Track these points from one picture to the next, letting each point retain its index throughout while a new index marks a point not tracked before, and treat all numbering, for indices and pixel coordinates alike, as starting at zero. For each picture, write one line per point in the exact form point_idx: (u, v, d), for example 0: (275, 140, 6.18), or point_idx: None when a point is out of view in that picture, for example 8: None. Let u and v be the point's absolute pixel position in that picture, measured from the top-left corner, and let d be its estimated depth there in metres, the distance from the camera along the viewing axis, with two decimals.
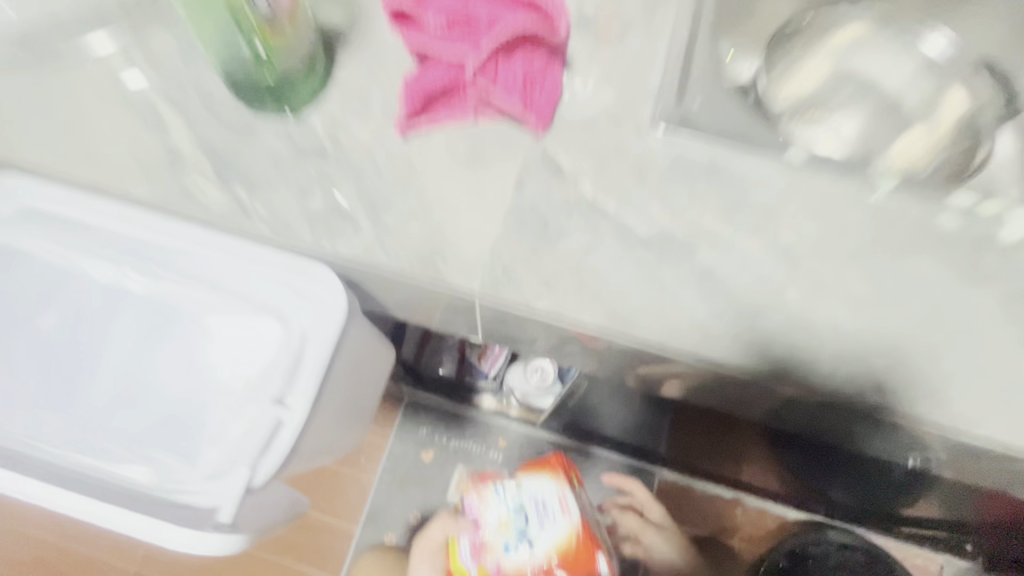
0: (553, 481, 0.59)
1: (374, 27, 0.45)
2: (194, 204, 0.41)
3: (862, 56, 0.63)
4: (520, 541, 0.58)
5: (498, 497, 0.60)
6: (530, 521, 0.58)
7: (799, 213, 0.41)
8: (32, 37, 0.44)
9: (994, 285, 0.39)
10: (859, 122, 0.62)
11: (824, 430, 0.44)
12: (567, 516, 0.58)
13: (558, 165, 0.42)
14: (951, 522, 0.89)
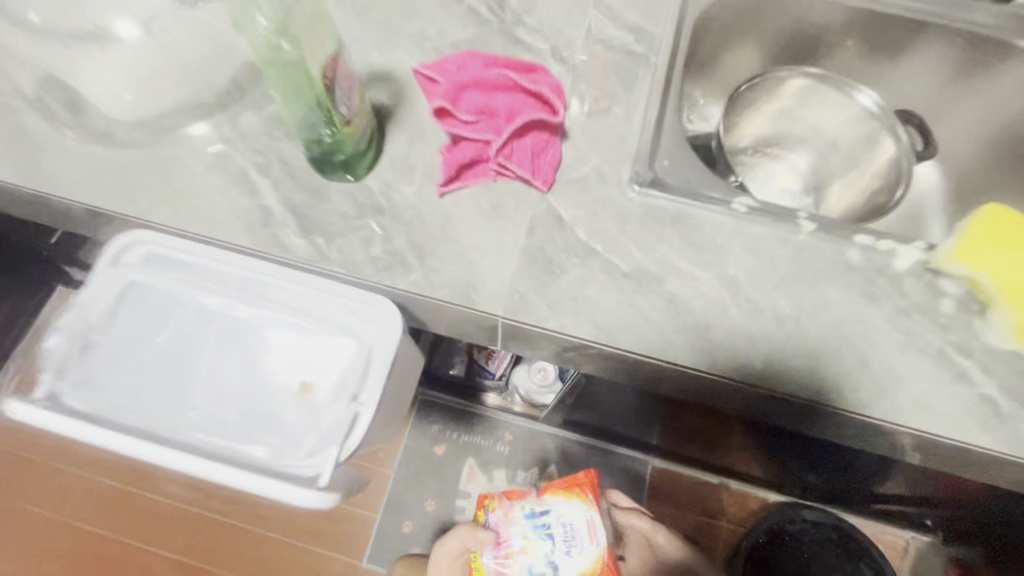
0: (581, 507, 0.72)
1: (416, 111, 0.58)
2: (283, 250, 0.54)
3: (809, 110, 0.81)
4: (547, 561, 0.70)
5: (531, 518, 0.72)
6: (558, 544, 0.70)
7: (741, 250, 0.54)
8: (149, 120, 0.57)
9: (886, 303, 0.52)
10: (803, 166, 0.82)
11: (771, 420, 0.56)
12: (593, 543, 0.70)
13: (558, 215, 0.55)
14: (909, 495, 1.01)
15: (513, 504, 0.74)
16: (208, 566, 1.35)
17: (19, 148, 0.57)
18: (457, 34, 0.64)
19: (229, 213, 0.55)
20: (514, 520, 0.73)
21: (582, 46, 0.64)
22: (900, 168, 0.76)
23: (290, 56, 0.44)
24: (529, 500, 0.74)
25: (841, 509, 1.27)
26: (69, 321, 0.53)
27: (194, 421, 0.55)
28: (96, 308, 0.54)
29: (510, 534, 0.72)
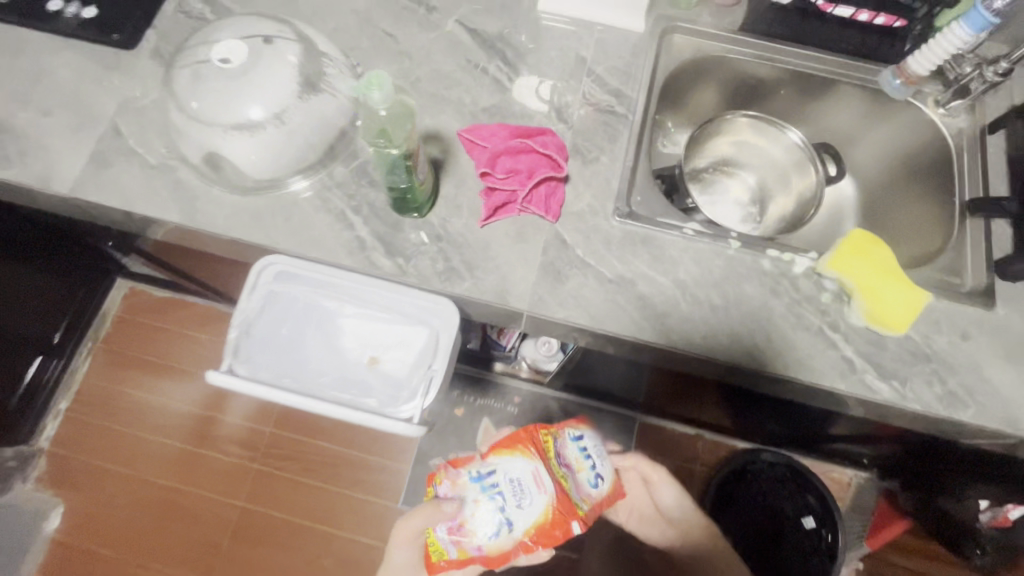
0: (523, 461, 0.80)
1: (461, 164, 0.82)
2: (375, 267, 0.77)
3: (750, 144, 1.05)
4: (500, 516, 0.77)
5: (480, 482, 0.80)
6: (507, 498, 0.77)
7: (690, 261, 0.79)
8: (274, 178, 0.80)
9: (786, 296, 0.77)
10: (746, 187, 1.08)
11: (713, 378, 0.81)
12: (540, 491, 0.77)
13: (564, 239, 0.79)
14: (849, 438, 1.27)
15: (461, 472, 0.82)
16: (270, 510, 1.63)
17: (181, 197, 0.80)
18: (487, 101, 0.86)
19: (336, 243, 0.78)
20: (463, 486, 0.81)
21: (579, 108, 0.87)
22: (816, 191, 0.98)
23: (395, 155, 0.67)
24: (476, 465, 0.81)
25: (795, 454, 1.55)
26: (234, 316, 0.76)
27: (321, 382, 0.78)
28: (250, 307, 0.77)
29: (462, 499, 0.80)
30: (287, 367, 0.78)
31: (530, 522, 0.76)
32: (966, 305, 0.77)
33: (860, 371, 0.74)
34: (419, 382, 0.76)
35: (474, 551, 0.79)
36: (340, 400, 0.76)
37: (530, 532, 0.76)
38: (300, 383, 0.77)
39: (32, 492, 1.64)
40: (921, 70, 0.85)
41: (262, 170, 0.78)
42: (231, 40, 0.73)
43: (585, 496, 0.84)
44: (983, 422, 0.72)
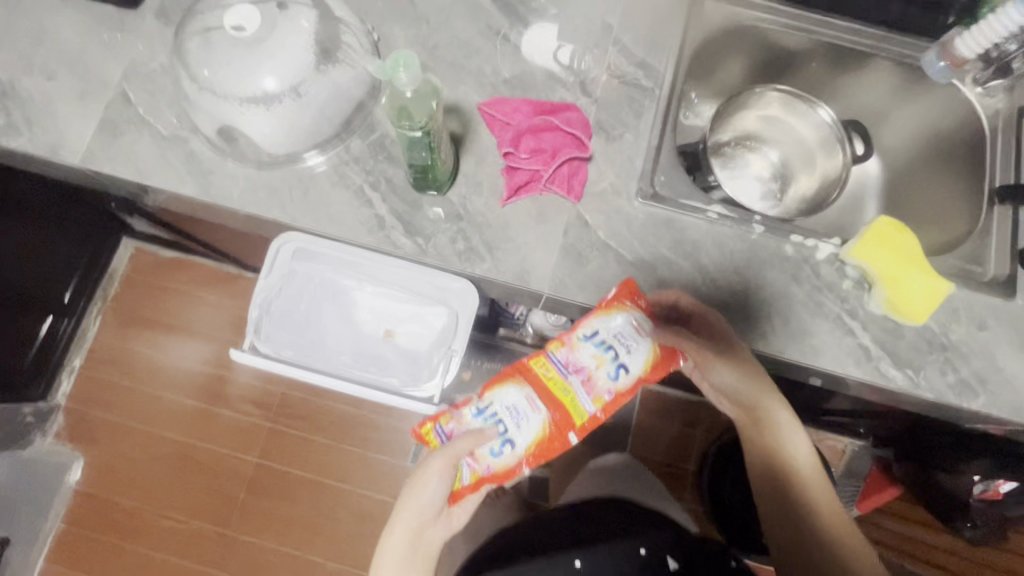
0: (515, 389, 0.74)
1: (481, 139, 0.79)
2: (393, 248, 0.76)
3: (776, 119, 1.02)
4: (503, 442, 0.73)
5: (479, 418, 0.74)
6: (507, 424, 0.73)
7: (712, 245, 0.78)
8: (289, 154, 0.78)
9: (806, 283, 0.77)
10: (767, 164, 1.04)
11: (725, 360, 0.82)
12: (536, 410, 0.73)
13: (586, 220, 0.78)
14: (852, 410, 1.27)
15: (457, 410, 0.76)
16: (280, 466, 1.69)
17: (194, 170, 0.78)
18: (509, 71, 0.83)
19: (355, 220, 0.76)
20: (465, 423, 0.75)
21: (604, 80, 0.83)
22: (842, 174, 0.96)
23: (418, 138, 0.65)
24: (470, 403, 0.75)
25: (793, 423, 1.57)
26: (255, 295, 0.79)
27: (341, 360, 0.85)
28: (270, 286, 0.79)
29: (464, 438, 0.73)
30: (313, 344, 0.83)
31: (532, 443, 0.73)
32: (987, 294, 0.77)
33: (875, 359, 0.75)
34: (442, 361, 0.81)
35: (479, 477, 0.74)
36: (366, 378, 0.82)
37: (531, 450, 0.73)
38: (327, 360, 0.83)
39: (53, 446, 1.69)
40: (967, 53, 0.81)
41: (280, 146, 0.76)
42: (243, 5, 0.69)
43: (598, 396, 0.74)
44: (993, 409, 0.74)
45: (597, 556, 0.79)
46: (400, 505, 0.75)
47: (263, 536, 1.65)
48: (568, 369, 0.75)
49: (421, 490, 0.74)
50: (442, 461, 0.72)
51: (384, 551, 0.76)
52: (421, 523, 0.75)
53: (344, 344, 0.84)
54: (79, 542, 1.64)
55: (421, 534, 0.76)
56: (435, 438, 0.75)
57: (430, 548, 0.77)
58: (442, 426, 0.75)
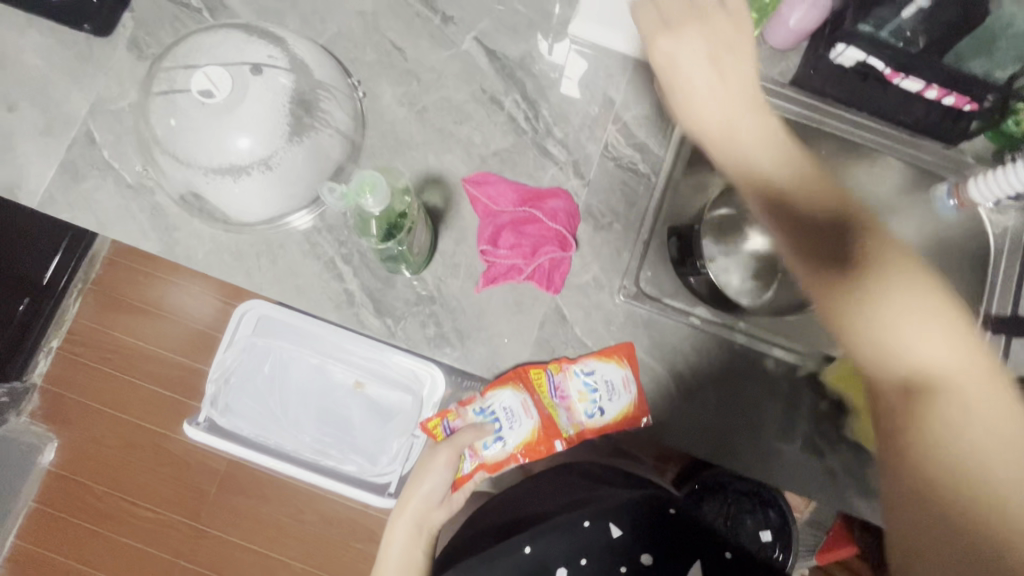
0: (513, 394, 0.71)
1: (463, 217, 0.76)
2: (362, 326, 0.73)
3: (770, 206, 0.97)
4: (496, 439, 0.73)
5: (479, 416, 0.73)
6: (502, 424, 0.73)
7: (690, 351, 0.75)
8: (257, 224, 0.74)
9: (782, 400, 0.75)
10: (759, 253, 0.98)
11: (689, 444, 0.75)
12: (529, 417, 0.73)
13: (564, 316, 0.75)
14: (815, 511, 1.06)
15: (460, 406, 0.73)
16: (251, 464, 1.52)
17: (159, 225, 0.74)
18: (498, 143, 0.78)
19: (323, 294, 0.73)
20: (469, 422, 0.73)
21: (598, 160, 0.79)
22: None
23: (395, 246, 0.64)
24: (473, 401, 0.73)
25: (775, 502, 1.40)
26: (213, 369, 0.78)
27: (304, 440, 0.84)
28: (228, 360, 0.79)
29: (466, 436, 0.73)
30: (274, 421, 0.83)
31: (521, 445, 0.74)
32: None
33: (842, 486, 0.73)
34: (405, 449, 0.81)
35: (476, 467, 0.75)
36: (331, 458, 0.84)
37: (521, 450, 0.74)
38: (291, 439, 0.84)
39: (27, 425, 1.52)
40: (977, 198, 0.80)
41: (252, 220, 0.74)
42: (212, 68, 0.65)
43: (581, 423, 0.75)
44: None
45: (547, 538, 0.75)
46: (404, 499, 0.75)
47: (231, 534, 1.50)
48: (555, 392, 0.73)
49: (426, 477, 0.73)
50: (445, 452, 0.73)
51: (388, 545, 0.75)
52: (425, 510, 0.75)
53: (306, 424, 0.84)
54: (48, 522, 1.50)
55: (425, 521, 0.75)
56: (440, 431, 0.73)
57: (433, 531, 0.76)
58: (446, 420, 0.74)
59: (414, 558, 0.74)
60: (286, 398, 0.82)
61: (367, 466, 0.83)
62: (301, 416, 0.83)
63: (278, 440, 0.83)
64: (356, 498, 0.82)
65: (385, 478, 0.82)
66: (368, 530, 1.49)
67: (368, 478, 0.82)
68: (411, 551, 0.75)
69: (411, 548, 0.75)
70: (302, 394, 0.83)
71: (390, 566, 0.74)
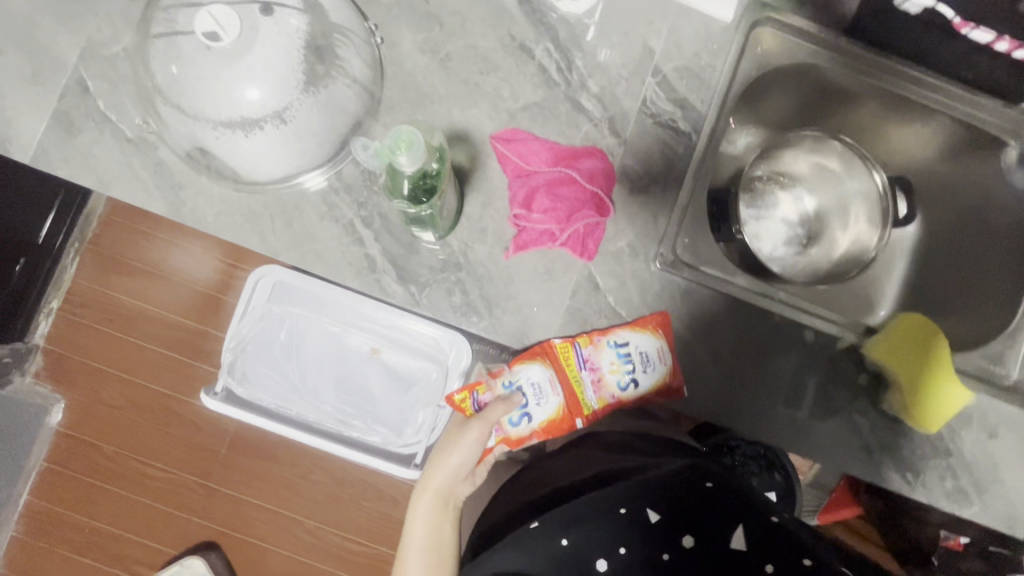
0: (542, 367, 0.70)
1: (490, 178, 0.71)
2: (385, 294, 0.69)
3: (801, 161, 0.92)
4: (522, 414, 0.72)
5: (507, 389, 0.71)
6: (528, 399, 0.71)
7: (728, 322, 0.72)
8: (268, 185, 0.69)
9: (820, 373, 0.73)
10: (783, 212, 0.93)
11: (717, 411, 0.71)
12: (554, 393, 0.71)
13: (597, 284, 0.71)
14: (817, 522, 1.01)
15: (491, 379, 0.71)
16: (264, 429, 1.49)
17: (163, 184, 0.69)
18: (528, 97, 0.72)
19: (343, 259, 0.69)
20: (498, 396, 0.71)
21: (635, 117, 0.73)
22: (867, 254, 0.91)
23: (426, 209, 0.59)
24: (502, 374, 0.71)
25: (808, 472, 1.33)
26: (228, 339, 0.76)
27: (325, 410, 0.82)
28: (243, 331, 0.76)
29: (495, 413, 0.70)
30: (294, 392, 0.80)
31: (546, 423, 0.72)
32: (1003, 403, 0.73)
33: (876, 460, 0.72)
34: (431, 418, 0.79)
35: (497, 441, 0.74)
36: (354, 429, 0.82)
37: (544, 428, 0.73)
38: (312, 410, 0.81)
39: (32, 386, 1.49)
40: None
41: (264, 181, 0.69)
42: (217, 7, 0.58)
43: (609, 396, 0.73)
44: (983, 519, 0.72)
45: (585, 529, 0.67)
46: (425, 481, 0.74)
47: (245, 493, 1.50)
48: (583, 366, 0.71)
49: (456, 450, 0.71)
50: (478, 428, 0.70)
51: (416, 516, 0.75)
52: (451, 483, 0.73)
53: (327, 394, 0.81)
54: (62, 480, 1.50)
55: (450, 493, 0.74)
56: (469, 405, 0.71)
57: (458, 506, 0.76)
58: (474, 394, 0.72)
59: (442, 531, 0.74)
60: (305, 367, 0.80)
61: (392, 436, 0.81)
62: (322, 386, 0.81)
63: (299, 411, 0.81)
64: (382, 468, 0.80)
65: (410, 448, 0.81)
66: (379, 493, 1.49)
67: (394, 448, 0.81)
68: (439, 523, 0.74)
69: (438, 525, 0.74)
70: (320, 364, 0.80)
71: (415, 545, 0.74)
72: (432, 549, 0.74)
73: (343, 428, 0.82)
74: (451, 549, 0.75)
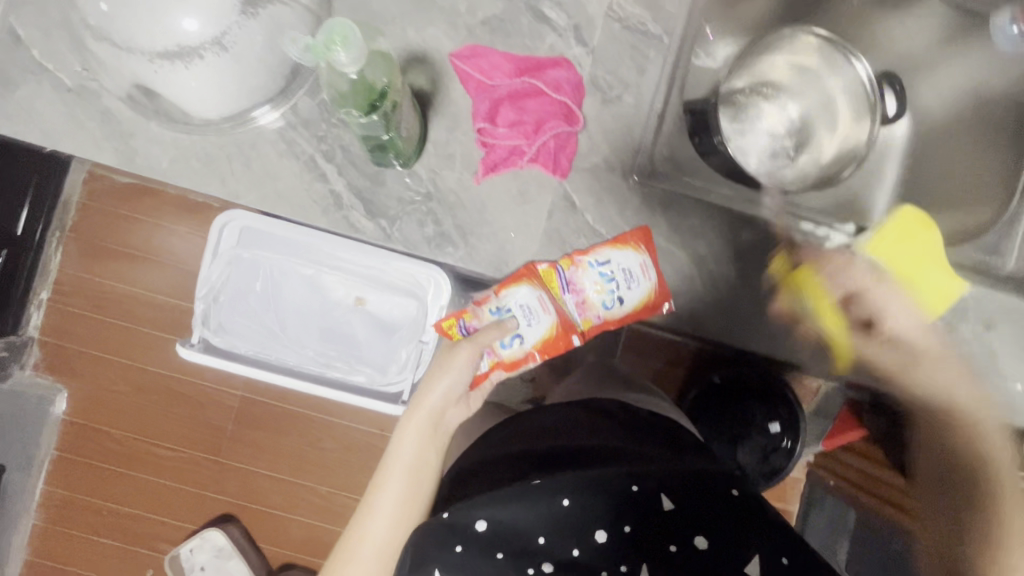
0: (530, 289, 0.68)
1: (453, 99, 0.67)
2: (355, 230, 0.67)
3: (784, 66, 0.87)
4: (513, 338, 0.69)
5: (495, 316, 0.69)
6: (519, 322, 0.69)
7: (713, 232, 0.69)
8: (221, 125, 0.65)
9: (809, 277, 0.70)
10: (767, 117, 0.88)
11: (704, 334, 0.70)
12: (547, 314, 0.69)
13: (573, 202, 0.68)
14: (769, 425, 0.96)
15: (477, 306, 0.69)
16: (267, 399, 1.49)
17: (111, 133, 0.65)
18: (487, 9, 0.68)
19: (307, 197, 0.67)
20: (485, 321, 0.69)
21: (602, 22, 0.69)
22: (856, 154, 0.86)
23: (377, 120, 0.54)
24: (488, 301, 0.68)
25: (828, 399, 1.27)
26: (199, 285, 0.74)
27: (306, 356, 0.79)
28: (214, 276, 0.74)
29: (485, 338, 0.67)
30: (272, 340, 0.78)
31: (540, 344, 0.70)
32: (999, 292, 0.71)
33: (871, 360, 0.71)
34: (415, 354, 0.78)
35: (493, 365, 0.70)
36: (336, 372, 0.79)
37: (541, 349, 0.70)
38: (291, 357, 0.79)
39: (33, 377, 1.48)
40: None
41: (217, 120, 0.65)
42: None
43: (595, 316, 0.72)
44: (982, 411, 0.71)
45: (590, 493, 0.60)
46: (417, 399, 0.68)
47: (253, 464, 1.50)
48: (565, 287, 0.69)
49: (444, 373, 0.67)
50: (468, 350, 0.67)
51: (402, 439, 0.68)
52: (442, 406, 0.68)
53: (306, 339, 0.79)
54: (69, 467, 1.50)
55: (439, 422, 0.69)
56: (457, 331, 0.69)
57: (447, 434, 0.70)
58: (461, 320, 0.70)
59: (429, 457, 0.68)
60: (283, 315, 0.78)
61: (378, 377, 0.80)
62: (300, 332, 0.79)
63: (279, 359, 0.79)
64: (369, 408, 0.78)
65: (397, 387, 0.79)
66: None
67: (380, 388, 0.79)
68: (426, 448, 0.68)
69: (423, 449, 0.68)
70: (296, 309, 0.78)
71: (398, 469, 0.67)
72: (412, 474, 0.67)
73: (324, 371, 0.79)
74: (432, 479, 0.68)
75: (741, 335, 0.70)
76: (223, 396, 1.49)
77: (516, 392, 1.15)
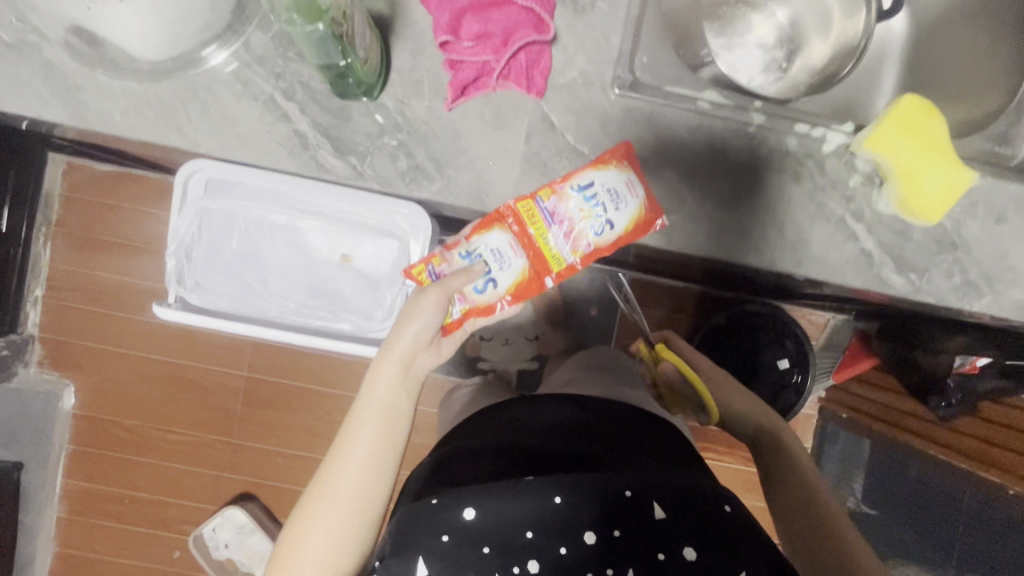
0: (500, 231, 0.63)
1: (414, 21, 0.63)
2: (324, 171, 0.64)
3: None
4: (484, 282, 0.63)
5: (466, 261, 0.63)
6: (489, 266, 0.63)
7: (701, 142, 0.66)
8: (172, 69, 0.62)
9: (806, 183, 0.67)
10: (755, 25, 0.82)
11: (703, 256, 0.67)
12: (519, 255, 0.63)
13: (552, 122, 0.64)
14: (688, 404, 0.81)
15: (446, 249, 0.63)
16: (269, 376, 1.48)
17: (57, 89, 0.62)
18: None
19: (270, 139, 0.63)
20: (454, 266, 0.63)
21: None
22: (859, 46, 0.78)
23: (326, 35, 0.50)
24: (458, 245, 0.63)
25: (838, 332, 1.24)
26: (169, 239, 0.72)
27: (287, 309, 0.77)
28: (184, 229, 0.72)
29: (450, 279, 0.61)
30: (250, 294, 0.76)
31: (513, 289, 0.63)
32: (1010, 183, 0.67)
33: (876, 266, 0.67)
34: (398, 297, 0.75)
35: (466, 314, 0.64)
36: (318, 322, 0.77)
37: (517, 293, 0.64)
38: (271, 310, 0.77)
39: (39, 374, 1.46)
40: None
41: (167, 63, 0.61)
42: None
43: (583, 248, 0.63)
44: (996, 310, 0.68)
45: (584, 490, 0.52)
46: (387, 344, 0.61)
47: (261, 441, 1.50)
48: (545, 220, 0.62)
49: (413, 319, 0.61)
50: (435, 293, 0.61)
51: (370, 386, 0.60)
52: (411, 352, 0.61)
53: (285, 291, 0.77)
54: (79, 459, 1.50)
55: (410, 374, 0.61)
56: (426, 279, 0.64)
57: (419, 381, 0.63)
58: (431, 266, 0.64)
59: (399, 407, 0.60)
60: (262, 267, 0.76)
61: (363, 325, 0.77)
62: (278, 284, 0.77)
63: (260, 314, 0.77)
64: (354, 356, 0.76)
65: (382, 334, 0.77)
66: None
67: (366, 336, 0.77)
68: (397, 399, 0.60)
69: (395, 396, 0.60)
70: (271, 260, 0.76)
71: (363, 421, 0.59)
72: (381, 422, 0.59)
73: (306, 323, 0.77)
74: (404, 427, 0.60)
75: (739, 253, 0.67)
76: (225, 375, 1.48)
77: (518, 349, 1.13)
